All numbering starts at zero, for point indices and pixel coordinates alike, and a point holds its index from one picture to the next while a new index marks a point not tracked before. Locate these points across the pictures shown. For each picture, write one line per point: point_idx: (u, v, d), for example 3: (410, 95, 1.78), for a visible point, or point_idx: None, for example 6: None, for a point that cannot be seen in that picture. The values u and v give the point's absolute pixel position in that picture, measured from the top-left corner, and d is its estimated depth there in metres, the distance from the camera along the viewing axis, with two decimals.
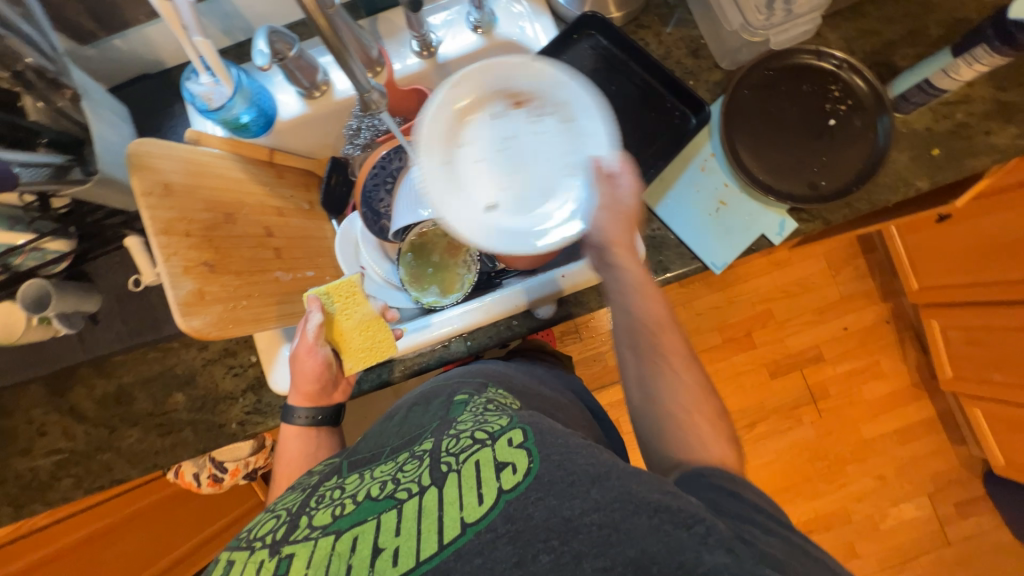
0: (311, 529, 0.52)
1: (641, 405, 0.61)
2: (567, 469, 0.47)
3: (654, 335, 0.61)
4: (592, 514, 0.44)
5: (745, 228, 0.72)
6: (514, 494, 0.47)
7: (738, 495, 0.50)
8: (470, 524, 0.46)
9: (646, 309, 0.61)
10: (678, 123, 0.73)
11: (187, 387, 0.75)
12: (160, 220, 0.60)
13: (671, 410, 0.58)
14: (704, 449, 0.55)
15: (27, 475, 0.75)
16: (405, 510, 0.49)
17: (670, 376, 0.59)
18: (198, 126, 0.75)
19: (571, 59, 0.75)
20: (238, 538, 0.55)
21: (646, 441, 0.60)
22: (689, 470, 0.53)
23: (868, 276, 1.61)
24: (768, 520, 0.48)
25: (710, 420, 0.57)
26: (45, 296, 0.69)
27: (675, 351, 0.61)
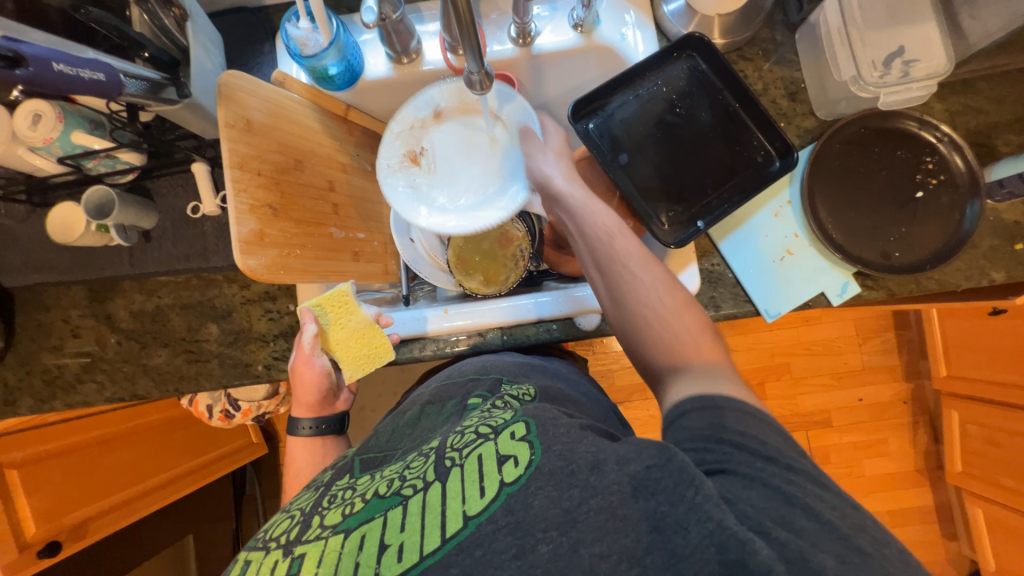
0: (323, 528, 0.50)
1: (617, 317, 0.60)
2: (568, 459, 0.47)
3: (605, 241, 0.60)
4: (591, 501, 0.44)
5: (807, 282, 0.70)
6: (516, 486, 0.46)
7: (729, 429, 0.47)
8: (472, 516, 0.45)
9: (589, 220, 0.62)
10: (760, 163, 0.71)
11: (222, 321, 0.76)
12: (236, 153, 0.60)
13: (647, 316, 0.57)
14: (681, 342, 0.56)
15: (54, 370, 0.77)
16: (410, 506, 0.48)
17: (640, 284, 0.58)
18: (285, 68, 0.75)
19: (667, 77, 0.73)
20: (256, 539, 0.54)
21: (630, 349, 0.60)
22: (676, 403, 0.51)
23: (896, 352, 1.57)
24: (765, 468, 0.44)
25: (686, 311, 0.57)
26: (107, 204, 0.70)
27: (633, 255, 0.59)
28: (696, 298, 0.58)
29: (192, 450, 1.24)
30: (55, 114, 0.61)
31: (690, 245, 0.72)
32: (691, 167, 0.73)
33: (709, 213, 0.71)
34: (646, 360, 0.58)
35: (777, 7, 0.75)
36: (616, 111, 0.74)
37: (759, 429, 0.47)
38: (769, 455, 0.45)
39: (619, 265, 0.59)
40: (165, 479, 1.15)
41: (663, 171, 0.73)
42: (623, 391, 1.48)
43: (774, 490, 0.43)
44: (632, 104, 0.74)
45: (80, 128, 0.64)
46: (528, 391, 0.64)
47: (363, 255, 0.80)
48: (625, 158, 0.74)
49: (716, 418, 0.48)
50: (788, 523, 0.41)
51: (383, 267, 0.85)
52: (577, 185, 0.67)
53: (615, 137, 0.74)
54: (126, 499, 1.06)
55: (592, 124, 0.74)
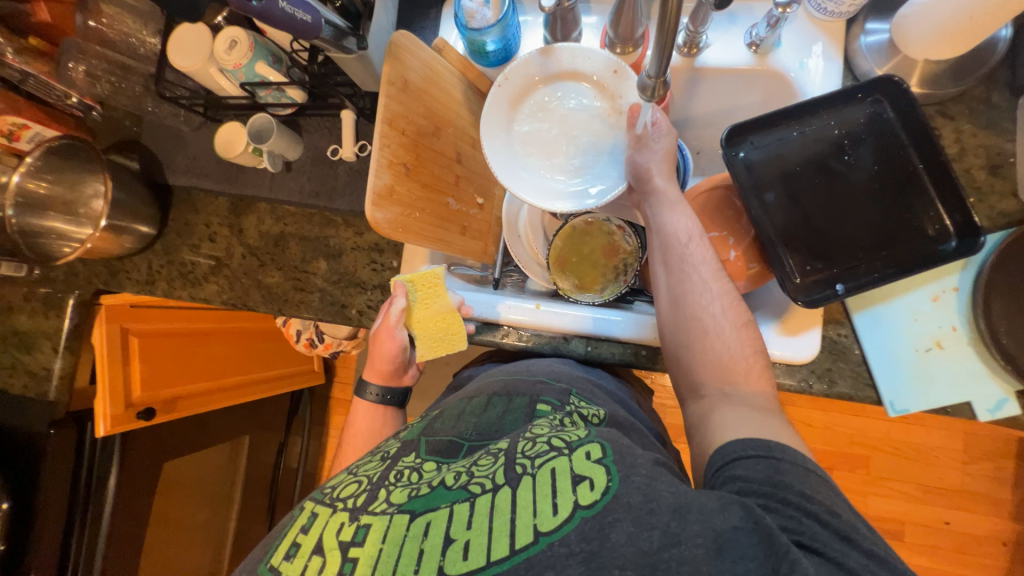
0: (389, 504, 0.49)
1: (671, 319, 0.60)
2: (648, 496, 0.44)
3: (682, 243, 0.60)
4: (672, 549, 0.40)
5: (953, 386, 0.61)
6: (591, 513, 0.43)
7: (791, 489, 0.44)
8: (543, 534, 0.43)
9: (670, 220, 0.62)
10: (930, 236, 0.61)
11: (331, 259, 0.81)
12: (389, 110, 0.63)
13: (702, 321, 0.57)
14: (731, 358, 0.55)
15: (189, 265, 0.87)
16: (478, 505, 0.47)
17: (705, 290, 0.58)
18: (444, 35, 0.77)
19: (842, 119, 0.65)
20: (322, 492, 0.55)
21: (674, 353, 0.59)
22: (723, 446, 0.49)
23: (1009, 486, 1.33)
24: (845, 550, 0.41)
25: (741, 326, 0.57)
26: (266, 130, 0.77)
27: (705, 261, 0.59)
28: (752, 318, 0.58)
29: (268, 363, 1.36)
30: (248, 43, 0.69)
31: (819, 307, 0.64)
32: (842, 222, 0.65)
33: (851, 278, 0.63)
34: (688, 369, 0.58)
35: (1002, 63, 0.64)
36: (773, 144, 0.67)
37: (819, 486, 0.45)
38: (845, 532, 0.42)
39: (690, 267, 0.59)
40: (242, 380, 1.27)
41: (808, 221, 0.66)
42: (673, 430, 1.40)
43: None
44: (793, 141, 0.67)
45: (264, 59, 0.71)
46: (597, 414, 0.61)
47: (469, 231, 0.81)
48: (769, 197, 0.67)
49: (773, 471, 0.45)
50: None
51: (483, 245, 0.85)
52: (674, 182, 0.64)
53: (763, 173, 0.67)
54: (210, 389, 1.18)
55: (742, 153, 0.67)
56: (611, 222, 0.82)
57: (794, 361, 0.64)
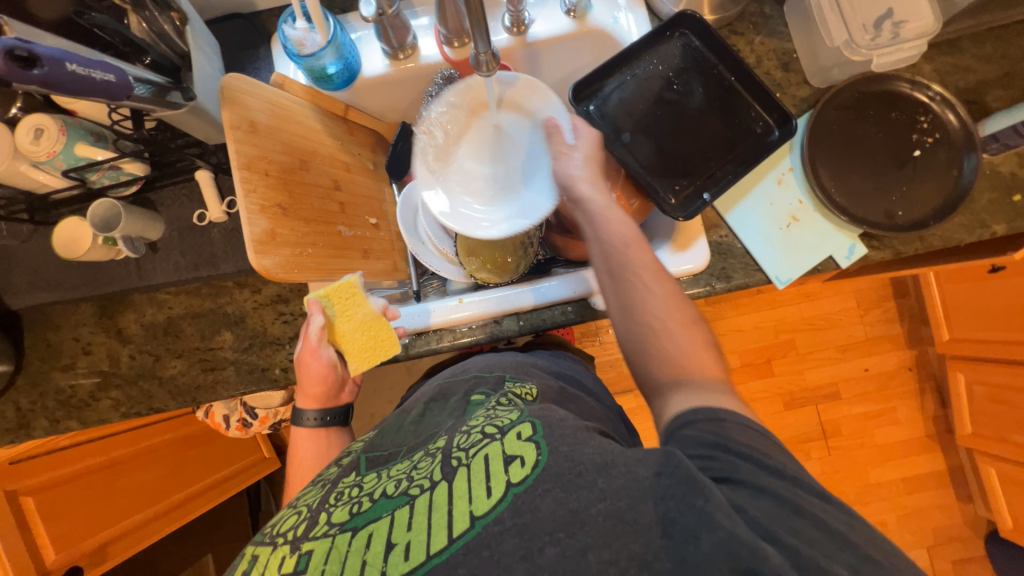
0: (331, 525, 0.49)
1: (624, 325, 0.60)
2: (575, 460, 0.46)
3: (624, 251, 0.60)
4: (598, 505, 0.43)
5: (814, 247, 0.71)
6: (523, 487, 0.45)
7: (733, 445, 0.47)
8: (478, 516, 0.44)
9: (609, 228, 0.62)
10: (759, 132, 0.72)
11: (235, 327, 0.75)
12: (243, 154, 0.60)
13: (651, 326, 0.58)
14: (685, 356, 0.56)
15: (67, 391, 0.76)
16: (417, 505, 0.47)
17: (650, 294, 0.58)
18: (282, 69, 0.75)
19: (662, 55, 0.74)
20: (262, 533, 0.52)
21: (628, 356, 0.60)
22: (680, 413, 0.52)
23: (897, 321, 1.59)
24: (770, 480, 0.45)
25: (689, 325, 0.58)
26: (113, 217, 0.70)
27: (646, 265, 0.60)
28: (699, 315, 0.60)
29: (207, 467, 1.22)
30: (58, 127, 0.62)
31: (696, 218, 0.72)
32: (691, 142, 0.74)
33: (713, 185, 0.72)
34: (645, 369, 0.58)
35: None
36: (615, 91, 0.75)
37: (760, 440, 0.48)
38: (774, 467, 0.46)
39: (633, 274, 0.59)
40: (185, 496, 1.15)
41: (665, 149, 0.74)
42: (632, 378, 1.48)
43: (783, 501, 0.44)
44: (630, 84, 0.75)
45: (83, 139, 0.64)
46: (530, 390, 0.62)
47: (372, 253, 0.80)
48: (627, 137, 0.74)
49: (720, 432, 0.48)
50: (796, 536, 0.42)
51: (392, 264, 0.85)
52: (599, 188, 0.65)
53: (615, 118, 0.75)
54: (148, 518, 1.06)
55: (592, 106, 0.75)
56: None
57: (695, 269, 0.71)
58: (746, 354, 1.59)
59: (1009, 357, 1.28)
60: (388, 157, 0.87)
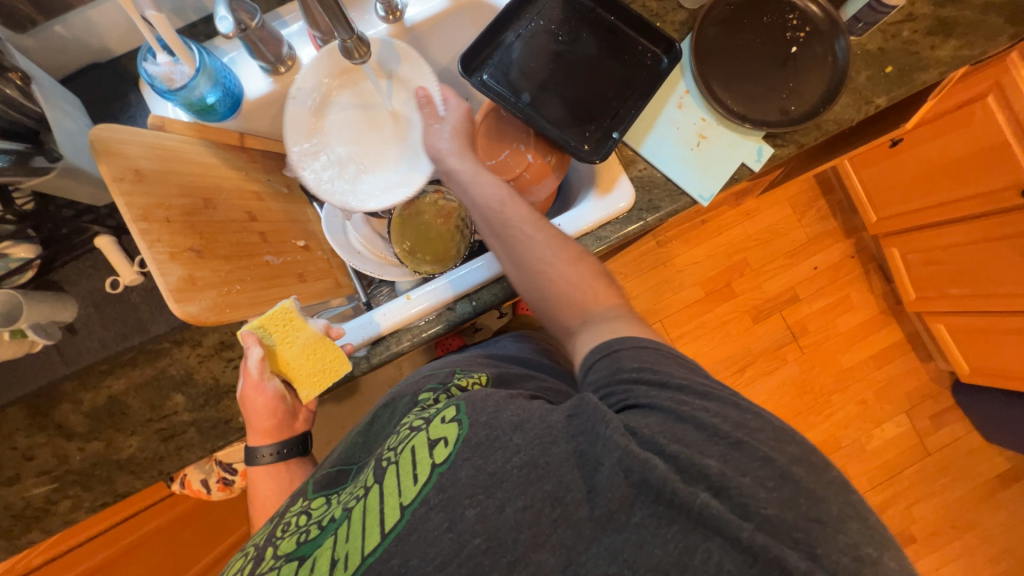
0: (277, 558, 0.47)
1: (520, 279, 0.64)
2: (493, 427, 0.46)
3: (499, 208, 0.65)
4: (515, 458, 0.44)
5: (726, 158, 0.74)
6: (446, 465, 0.45)
7: (625, 368, 0.49)
8: (407, 503, 0.44)
9: (481, 191, 0.68)
10: (651, 65, 0.75)
11: (185, 387, 0.71)
12: (136, 205, 0.56)
13: (543, 269, 0.61)
14: (576, 290, 0.60)
15: (19, 504, 0.70)
16: (355, 515, 0.46)
17: (534, 244, 0.63)
18: (161, 110, 0.71)
19: (541, 10, 0.75)
20: None
21: (533, 306, 0.64)
22: (585, 357, 0.54)
23: (831, 215, 1.69)
24: (667, 397, 0.46)
25: (576, 260, 0.62)
26: (14, 308, 0.64)
27: (524, 217, 0.65)
28: (584, 250, 0.64)
29: (203, 545, 1.12)
30: None
31: (613, 157, 0.75)
32: (589, 88, 0.75)
33: (620, 123, 0.74)
34: (549, 312, 0.62)
35: None
36: (505, 56, 0.75)
37: (652, 358, 0.50)
38: (664, 381, 0.47)
39: (513, 228, 0.64)
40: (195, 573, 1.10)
41: (567, 100, 0.75)
42: None
43: (668, 411, 0.45)
44: (518, 45, 0.75)
45: None
46: (479, 378, 0.61)
47: (308, 276, 0.78)
48: (528, 98, 0.75)
49: (615, 363, 0.50)
50: (683, 438, 0.43)
51: (334, 281, 0.84)
52: (467, 158, 0.70)
53: (512, 82, 0.75)
54: None
55: (486, 75, 0.74)
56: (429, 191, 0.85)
57: (626, 207, 0.73)
58: (706, 282, 1.66)
59: (929, 220, 1.40)
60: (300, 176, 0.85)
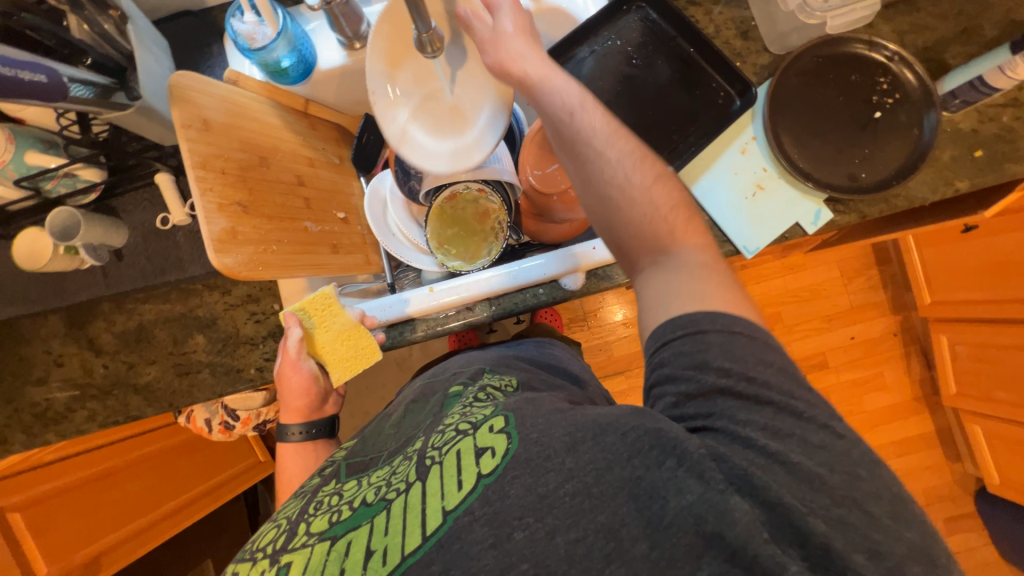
0: (310, 536, 0.47)
1: (590, 202, 0.56)
2: (544, 444, 0.45)
3: (570, 120, 0.56)
4: (567, 485, 0.42)
5: (780, 214, 0.72)
6: (492, 478, 0.44)
7: (711, 365, 0.45)
8: (451, 511, 0.43)
9: (551, 98, 0.57)
10: (722, 103, 0.73)
11: (207, 329, 0.75)
12: (198, 153, 0.59)
13: (615, 195, 0.54)
14: (654, 218, 0.53)
15: (42, 404, 0.75)
16: (393, 509, 0.45)
17: (609, 163, 0.55)
18: (236, 66, 0.74)
19: (620, 30, 0.74)
20: (244, 551, 0.50)
21: (602, 231, 0.57)
22: (656, 329, 0.49)
23: (881, 288, 1.60)
24: (750, 415, 0.43)
25: (656, 184, 0.55)
26: (73, 226, 0.68)
27: (602, 132, 0.56)
28: (663, 172, 0.56)
29: (200, 475, 1.22)
30: (5, 135, 0.62)
31: None
32: (652, 116, 0.74)
33: (676, 158, 0.72)
34: (619, 239, 0.55)
35: None
36: (575, 70, 0.74)
37: (744, 352, 0.45)
38: (755, 395, 0.44)
39: (590, 146, 0.55)
40: (178, 504, 1.15)
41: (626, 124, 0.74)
42: (624, 361, 1.49)
43: (749, 445, 0.42)
44: (590, 61, 0.74)
45: (32, 147, 0.64)
46: (509, 381, 0.62)
47: (340, 248, 0.79)
48: None
49: (700, 345, 0.45)
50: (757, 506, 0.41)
51: (364, 258, 0.85)
52: (534, 54, 0.58)
53: None
54: (137, 529, 1.05)
55: None
56: (471, 186, 0.82)
57: None
58: None
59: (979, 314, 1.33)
60: (352, 150, 0.86)
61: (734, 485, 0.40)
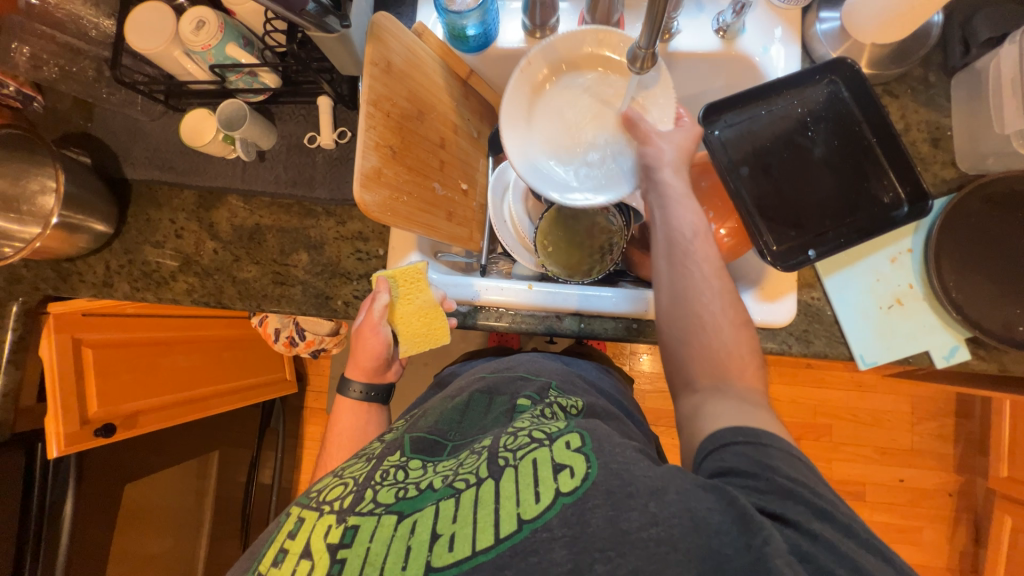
0: (376, 504, 0.48)
1: (669, 311, 0.58)
2: (625, 479, 0.44)
3: (689, 238, 0.58)
4: (651, 530, 0.40)
5: (912, 337, 0.67)
6: (573, 498, 0.43)
7: (778, 473, 0.45)
8: (527, 520, 0.42)
9: (681, 214, 0.60)
10: (886, 204, 0.68)
11: (313, 251, 0.78)
12: (374, 91, 0.61)
13: (701, 317, 0.56)
14: (728, 355, 0.54)
15: (152, 265, 0.81)
16: (463, 499, 0.46)
17: (706, 288, 0.57)
18: (424, 19, 0.77)
19: (805, 99, 0.70)
20: (307, 497, 0.52)
21: (667, 342, 0.58)
22: (716, 433, 0.49)
23: (951, 440, 1.47)
24: (822, 526, 0.42)
25: (739, 325, 0.56)
26: (237, 117, 0.73)
27: (708, 257, 0.59)
28: (748, 318, 0.58)
29: (236, 372, 1.29)
30: (218, 24, 0.66)
31: (793, 273, 0.69)
32: (807, 192, 0.70)
33: (820, 244, 0.68)
34: (683, 361, 0.57)
35: (936, 48, 0.71)
36: (746, 122, 0.72)
37: (804, 470, 0.46)
38: (824, 509, 0.43)
39: (693, 263, 0.58)
40: (212, 391, 1.20)
41: (780, 192, 0.70)
42: (651, 415, 1.45)
43: (838, 554, 0.40)
44: (764, 118, 0.72)
45: (234, 41, 0.68)
46: (575, 403, 0.61)
47: (455, 217, 0.80)
48: (744, 171, 0.71)
49: (761, 457, 0.46)
50: None
51: (468, 233, 0.85)
52: (681, 177, 0.64)
53: (736, 149, 0.71)
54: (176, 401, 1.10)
55: (717, 131, 0.72)
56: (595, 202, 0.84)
57: (771, 326, 0.68)
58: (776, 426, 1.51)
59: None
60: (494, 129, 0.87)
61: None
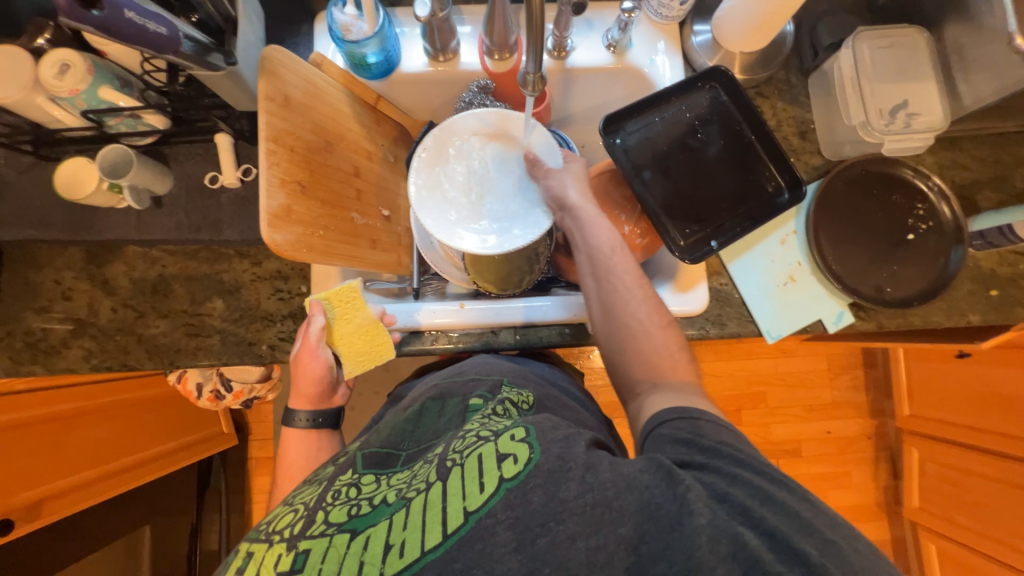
0: (328, 525, 0.46)
1: (604, 326, 0.63)
2: (565, 458, 0.45)
3: (607, 256, 0.64)
4: (589, 495, 0.43)
5: (807, 309, 0.75)
6: (515, 482, 0.44)
7: (707, 439, 0.49)
8: (472, 511, 0.43)
9: (595, 234, 0.65)
10: (770, 192, 0.75)
11: (228, 296, 0.74)
12: (272, 127, 0.59)
13: (631, 326, 0.61)
14: (660, 356, 0.59)
15: (38, 334, 0.72)
16: (413, 507, 0.45)
17: (630, 298, 0.61)
18: (322, 49, 0.76)
19: (691, 104, 0.77)
20: (257, 529, 0.49)
21: (610, 356, 0.63)
22: (655, 413, 0.54)
23: (863, 389, 1.65)
24: (744, 471, 0.46)
25: (665, 326, 0.61)
26: (122, 164, 0.68)
27: (629, 273, 0.64)
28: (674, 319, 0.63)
29: (161, 435, 1.18)
30: (86, 67, 0.61)
31: (702, 264, 0.75)
32: (705, 189, 0.77)
33: (721, 235, 0.75)
34: (625, 368, 0.61)
35: (793, 53, 0.81)
36: (645, 129, 0.78)
37: (734, 438, 0.50)
38: (746, 460, 0.47)
39: (614, 278, 0.62)
40: (134, 461, 1.09)
41: (682, 192, 0.77)
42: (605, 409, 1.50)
43: (752, 490, 0.44)
44: (660, 124, 0.78)
45: (107, 83, 0.64)
46: (526, 398, 0.62)
47: (379, 246, 0.79)
48: (647, 175, 0.77)
49: (695, 428, 0.50)
50: None
51: (396, 258, 0.84)
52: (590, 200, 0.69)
53: (638, 153, 0.77)
54: (85, 481, 0.98)
55: (619, 140, 0.77)
56: None
57: (690, 315, 0.73)
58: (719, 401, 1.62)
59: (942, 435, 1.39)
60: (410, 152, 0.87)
61: (738, 519, 0.42)
